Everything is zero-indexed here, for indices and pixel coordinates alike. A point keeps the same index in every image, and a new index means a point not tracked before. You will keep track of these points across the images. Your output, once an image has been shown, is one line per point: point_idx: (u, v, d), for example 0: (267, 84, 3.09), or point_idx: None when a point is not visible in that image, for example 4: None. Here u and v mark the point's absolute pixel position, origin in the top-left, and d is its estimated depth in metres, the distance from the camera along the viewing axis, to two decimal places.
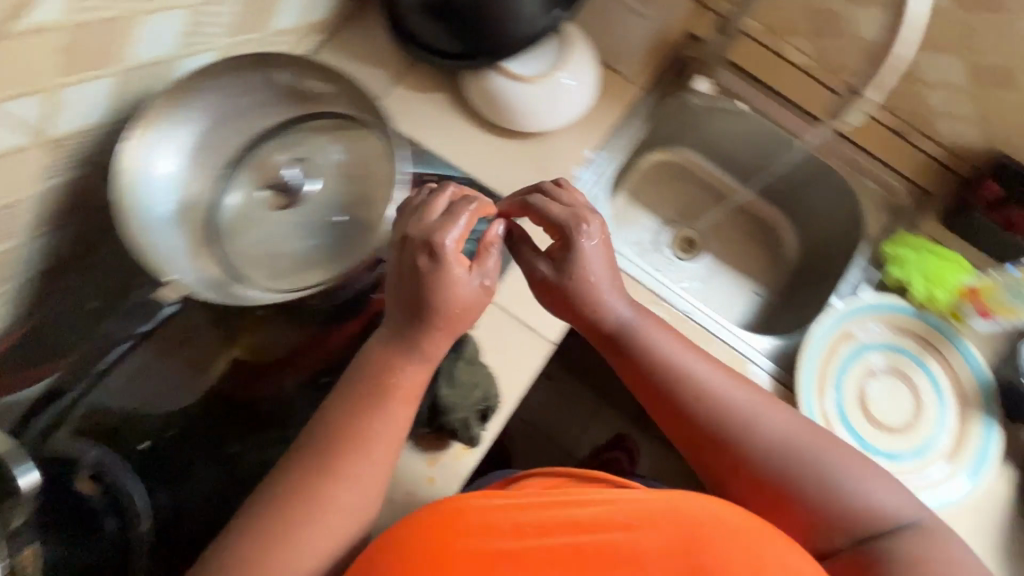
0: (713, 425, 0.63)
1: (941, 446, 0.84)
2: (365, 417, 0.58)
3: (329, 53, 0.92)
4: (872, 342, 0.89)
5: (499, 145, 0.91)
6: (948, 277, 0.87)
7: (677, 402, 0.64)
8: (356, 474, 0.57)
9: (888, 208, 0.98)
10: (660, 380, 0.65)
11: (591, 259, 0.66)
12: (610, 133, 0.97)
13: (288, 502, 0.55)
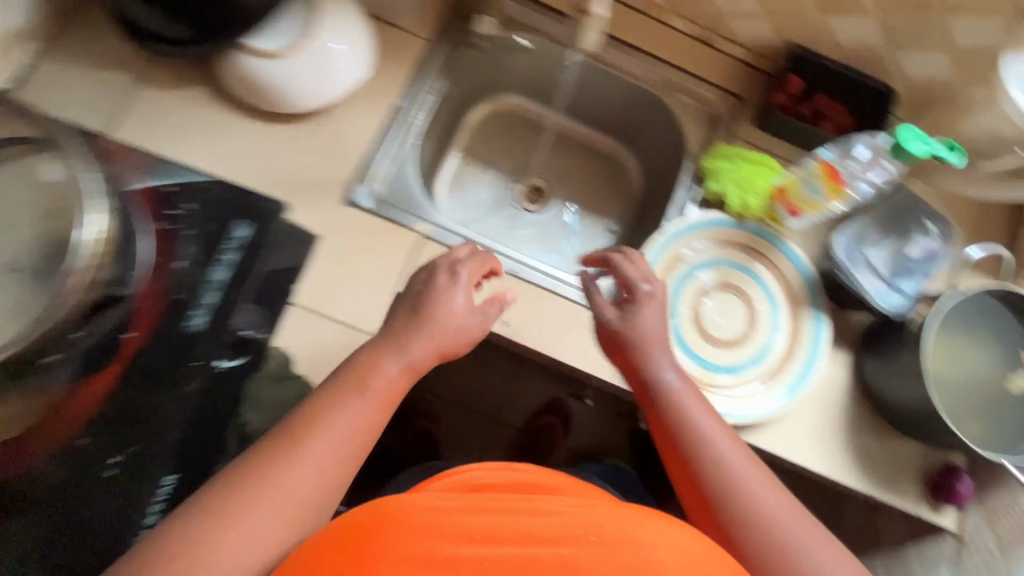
0: (710, 478, 0.60)
1: (777, 349, 0.86)
2: (332, 422, 0.56)
3: (49, 66, 0.79)
4: (702, 260, 0.88)
5: (268, 133, 0.82)
6: (759, 183, 0.85)
7: (683, 445, 0.62)
8: (318, 465, 0.54)
9: (705, 120, 0.96)
10: (677, 430, 0.63)
11: (649, 308, 0.71)
12: (405, 96, 0.89)
13: (228, 504, 0.50)
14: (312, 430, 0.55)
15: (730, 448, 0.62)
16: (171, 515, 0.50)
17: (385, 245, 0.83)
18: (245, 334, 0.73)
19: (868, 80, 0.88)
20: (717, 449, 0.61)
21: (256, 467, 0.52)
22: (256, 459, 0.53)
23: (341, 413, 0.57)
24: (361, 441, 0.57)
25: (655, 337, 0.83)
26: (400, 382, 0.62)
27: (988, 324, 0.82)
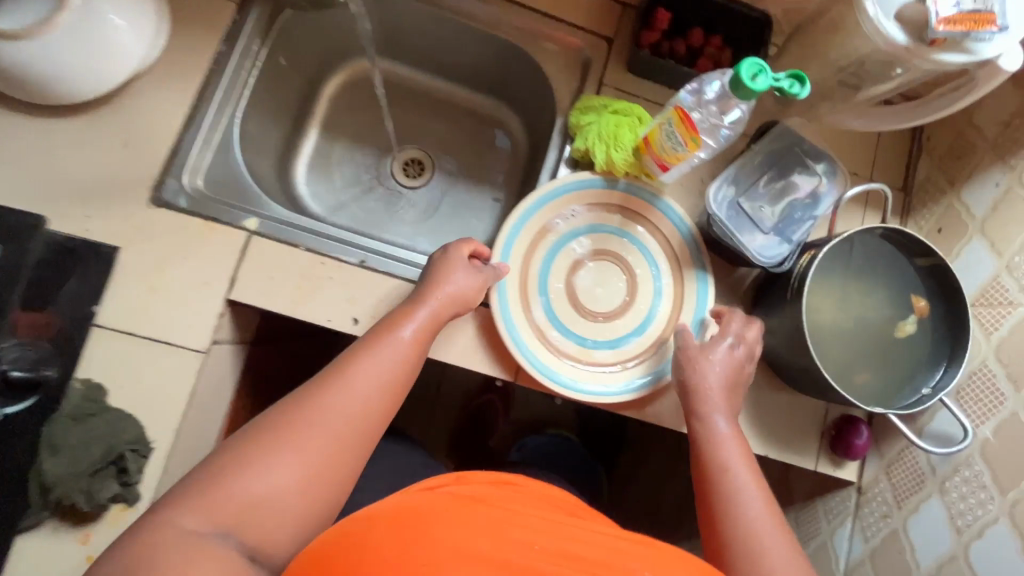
0: (738, 525, 0.57)
1: (662, 319, 0.78)
2: (394, 345, 0.62)
3: None
4: (575, 227, 0.79)
5: (52, 132, 0.70)
6: (625, 136, 0.76)
7: (717, 489, 0.60)
8: (347, 412, 0.56)
9: (574, 68, 0.86)
10: (712, 473, 0.62)
11: (715, 362, 0.70)
12: (216, 69, 0.77)
13: (300, 413, 0.55)
14: (392, 340, 0.62)
15: (752, 494, 0.59)
16: (222, 449, 0.52)
17: (206, 248, 0.72)
18: (18, 374, 0.62)
19: (746, 10, 0.80)
20: (748, 502, 0.59)
21: (376, 351, 0.61)
22: (378, 344, 0.62)
23: (393, 342, 0.62)
24: (387, 389, 0.59)
25: (523, 317, 0.76)
26: (421, 337, 0.64)
27: (873, 264, 0.77)
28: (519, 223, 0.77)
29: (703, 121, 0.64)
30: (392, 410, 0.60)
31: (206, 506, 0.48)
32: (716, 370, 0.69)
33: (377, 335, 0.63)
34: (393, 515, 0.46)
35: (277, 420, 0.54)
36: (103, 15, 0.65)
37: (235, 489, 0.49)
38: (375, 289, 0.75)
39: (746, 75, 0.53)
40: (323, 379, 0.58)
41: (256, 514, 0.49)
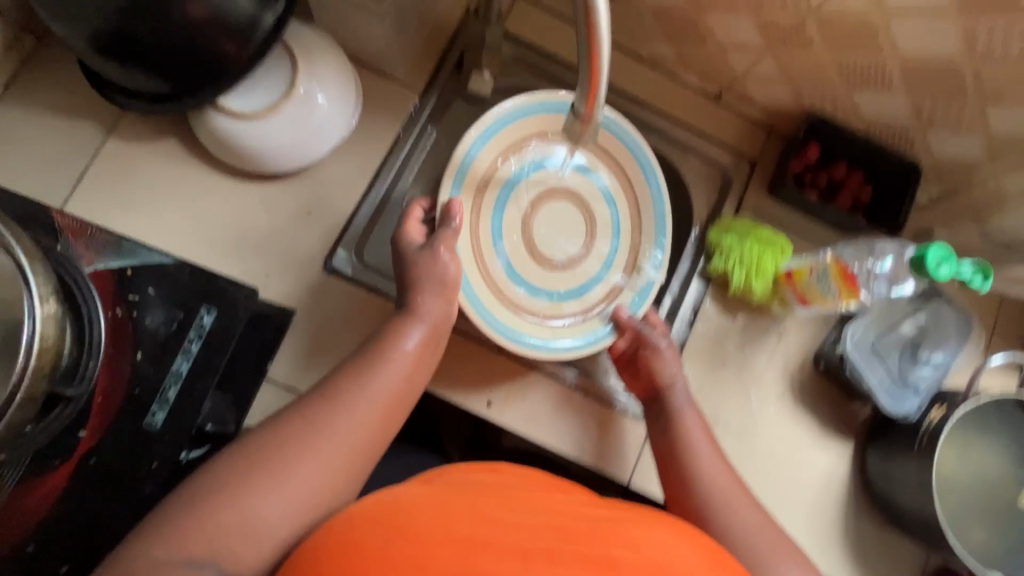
0: (702, 491, 0.65)
1: (617, 267, 0.82)
2: (395, 359, 0.62)
3: (14, 113, 0.74)
4: (538, 162, 0.81)
5: (247, 193, 0.78)
6: (767, 266, 0.78)
7: (680, 467, 0.68)
8: (343, 436, 0.57)
9: (716, 185, 0.89)
10: (674, 457, 0.69)
11: (672, 354, 0.74)
12: (388, 154, 0.82)
13: (295, 435, 0.55)
14: (394, 354, 0.63)
15: (712, 459, 0.68)
16: (192, 485, 0.51)
17: (364, 316, 0.78)
18: (209, 426, 0.65)
19: (896, 156, 0.80)
20: (705, 471, 0.67)
21: (377, 366, 0.61)
22: (381, 360, 0.62)
23: (398, 355, 0.63)
24: (395, 398, 0.61)
25: (471, 260, 0.76)
26: (424, 345, 0.65)
27: (1001, 427, 0.77)
28: (468, 154, 0.76)
29: (862, 276, 0.68)
30: (393, 422, 0.61)
31: (203, 537, 0.48)
32: (675, 371, 0.73)
33: (383, 347, 0.63)
34: (370, 505, 0.50)
35: (263, 445, 0.54)
36: (321, 100, 0.73)
37: (224, 516, 0.49)
38: (508, 376, 0.80)
39: (932, 261, 0.56)
40: (318, 403, 0.58)
41: (245, 545, 0.49)
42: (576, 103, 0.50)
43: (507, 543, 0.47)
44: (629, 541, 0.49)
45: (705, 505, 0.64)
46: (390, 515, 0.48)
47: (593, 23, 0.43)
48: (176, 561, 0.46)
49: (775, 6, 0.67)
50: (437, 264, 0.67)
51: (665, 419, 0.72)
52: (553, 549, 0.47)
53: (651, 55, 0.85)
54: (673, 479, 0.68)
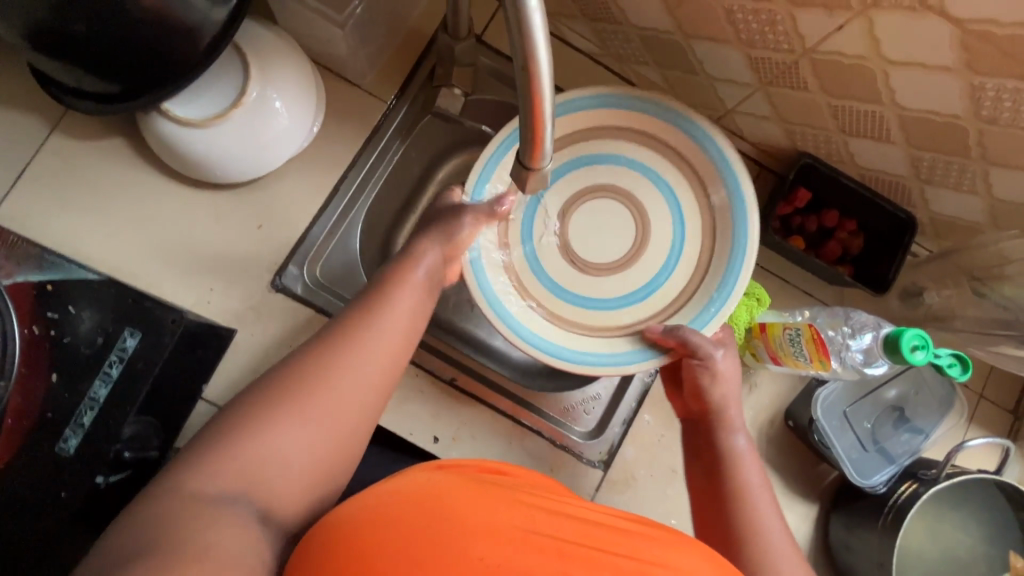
0: (750, 536, 0.58)
1: (691, 257, 0.71)
2: (402, 293, 0.58)
3: None
4: (580, 160, 0.72)
5: (197, 200, 0.73)
6: (740, 317, 0.72)
7: (727, 504, 0.60)
8: (358, 373, 0.52)
9: None
10: (724, 491, 0.61)
11: (731, 377, 0.66)
12: (348, 166, 0.78)
13: (309, 369, 0.51)
14: (400, 293, 0.58)
15: (768, 507, 0.60)
16: (206, 432, 0.48)
17: (312, 338, 0.74)
18: (127, 452, 0.60)
19: (891, 208, 0.74)
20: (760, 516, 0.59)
21: (382, 302, 0.57)
22: (388, 296, 0.57)
23: (404, 291, 0.58)
24: (407, 337, 0.57)
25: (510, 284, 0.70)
26: (432, 279, 0.61)
27: (974, 504, 0.73)
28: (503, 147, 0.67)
29: (835, 342, 0.62)
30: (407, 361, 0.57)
31: (231, 473, 0.45)
32: (732, 388, 0.66)
33: (388, 284, 0.59)
34: (409, 488, 0.48)
35: (279, 382, 0.50)
36: (274, 106, 0.68)
37: (244, 457, 0.46)
38: (458, 410, 0.76)
39: (906, 345, 0.51)
40: (322, 343, 0.53)
41: (271, 478, 0.47)
42: (520, 156, 0.44)
43: (546, 541, 0.45)
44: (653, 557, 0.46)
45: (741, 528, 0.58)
46: (429, 497, 0.47)
47: (533, 73, 0.38)
48: (206, 497, 0.43)
49: (766, 42, 0.61)
50: (452, 226, 0.63)
51: (712, 427, 0.66)
52: (591, 557, 0.44)
53: (637, 77, 0.80)
54: (709, 492, 0.62)
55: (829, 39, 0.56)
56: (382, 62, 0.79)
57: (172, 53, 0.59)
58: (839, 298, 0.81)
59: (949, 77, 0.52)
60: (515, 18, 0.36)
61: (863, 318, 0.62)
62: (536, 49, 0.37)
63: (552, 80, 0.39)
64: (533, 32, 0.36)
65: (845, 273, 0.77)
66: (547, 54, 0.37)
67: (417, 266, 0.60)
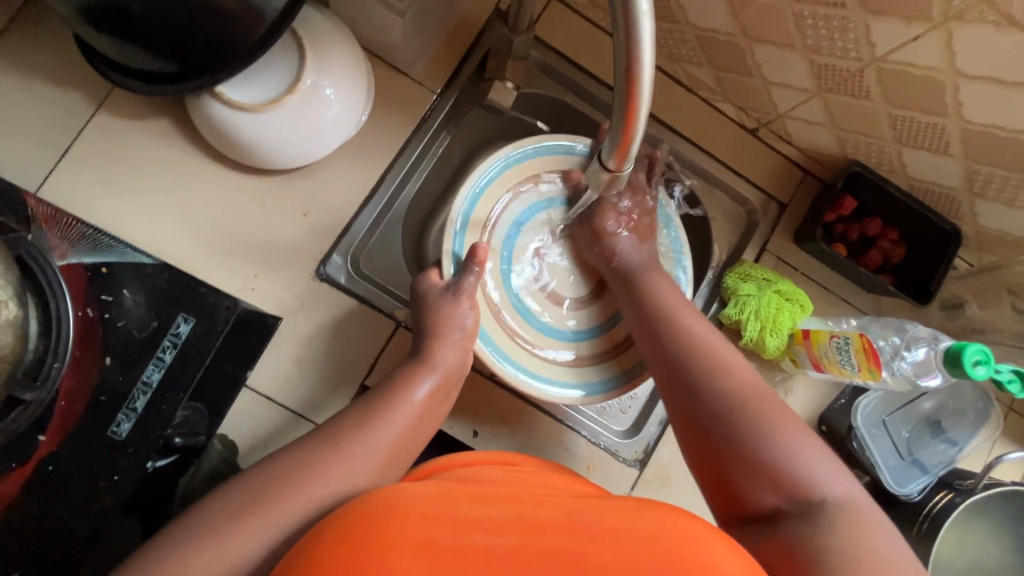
0: (681, 344, 0.59)
1: None
2: (401, 412, 0.57)
3: None
4: (532, 204, 0.74)
5: (242, 185, 0.72)
6: (783, 322, 0.73)
7: (659, 329, 0.62)
8: (343, 481, 0.52)
9: (738, 224, 0.84)
10: (649, 313, 0.64)
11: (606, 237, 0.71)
12: (395, 157, 0.77)
13: (299, 472, 0.51)
14: (402, 403, 0.58)
15: (693, 317, 0.61)
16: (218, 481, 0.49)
17: (355, 329, 0.74)
18: (177, 439, 0.61)
19: (936, 219, 0.73)
20: (689, 329, 0.60)
21: (382, 414, 0.56)
22: (390, 407, 0.57)
23: (407, 406, 0.58)
24: (393, 451, 0.56)
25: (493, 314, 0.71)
26: (435, 394, 0.61)
27: (1012, 519, 0.72)
28: (487, 176, 0.71)
29: (885, 353, 0.64)
30: (393, 472, 0.56)
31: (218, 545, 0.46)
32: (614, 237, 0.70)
33: (393, 391, 0.59)
34: (357, 509, 0.45)
35: (289, 465, 0.51)
36: (324, 95, 0.67)
37: (244, 525, 0.47)
38: (498, 406, 0.76)
39: (968, 360, 0.54)
40: (325, 440, 0.53)
41: (260, 551, 0.47)
42: (603, 155, 0.45)
43: (476, 548, 0.41)
44: (605, 527, 0.42)
45: (694, 356, 0.57)
46: (405, 503, 0.45)
47: (633, 79, 0.38)
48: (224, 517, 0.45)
49: (833, 49, 0.61)
50: (456, 312, 0.63)
51: (636, 287, 0.67)
52: (520, 550, 0.41)
53: (686, 77, 0.79)
54: (653, 334, 0.62)
55: (901, 49, 0.56)
56: (433, 52, 0.78)
57: (226, 35, 0.56)
58: (877, 307, 0.82)
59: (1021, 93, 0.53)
60: (622, 23, 0.36)
61: (919, 332, 0.63)
62: (641, 52, 0.37)
63: (651, 88, 0.39)
64: (640, 37, 0.36)
65: (887, 283, 0.76)
66: (651, 56, 0.37)
67: (414, 389, 0.59)
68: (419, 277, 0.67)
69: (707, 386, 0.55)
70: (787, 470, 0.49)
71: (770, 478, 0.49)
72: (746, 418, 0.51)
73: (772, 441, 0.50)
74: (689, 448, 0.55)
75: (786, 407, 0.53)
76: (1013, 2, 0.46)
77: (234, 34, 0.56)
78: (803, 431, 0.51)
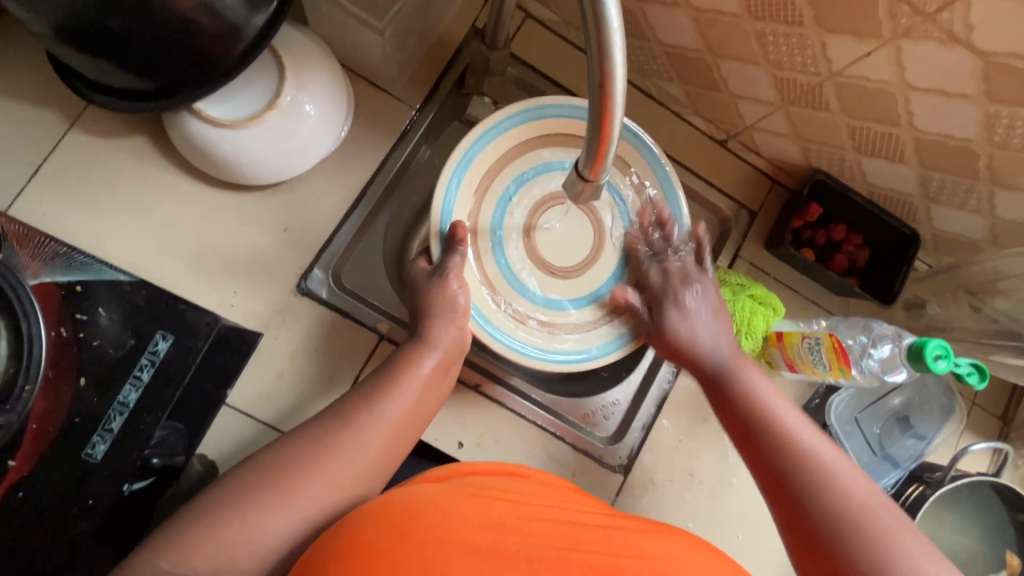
0: (779, 454, 0.57)
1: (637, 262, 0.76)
2: (409, 384, 0.57)
3: None
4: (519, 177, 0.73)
5: (220, 201, 0.72)
6: (757, 326, 0.75)
7: (759, 433, 0.59)
8: (350, 458, 0.52)
9: (711, 232, 0.87)
10: (751, 419, 0.61)
11: (687, 321, 0.69)
12: (375, 171, 0.77)
13: (306, 457, 0.51)
14: (408, 377, 0.58)
15: (795, 420, 0.59)
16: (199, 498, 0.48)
17: (338, 343, 0.73)
18: (154, 459, 0.60)
19: (895, 224, 0.77)
20: (790, 434, 0.58)
21: (387, 389, 0.57)
22: (394, 384, 0.57)
23: (413, 379, 0.58)
24: (402, 423, 0.56)
25: (482, 285, 0.71)
26: (439, 370, 0.61)
27: (978, 509, 0.74)
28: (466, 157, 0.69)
29: (855, 351, 0.67)
30: (400, 450, 0.56)
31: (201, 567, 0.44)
32: (699, 316, 0.69)
33: (398, 368, 0.59)
34: (384, 503, 0.46)
35: (301, 453, 0.51)
36: (305, 112, 0.68)
37: (227, 541, 0.46)
38: (484, 416, 0.76)
39: (929, 354, 0.56)
40: (331, 424, 0.53)
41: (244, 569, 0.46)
42: (579, 167, 0.46)
43: (517, 549, 0.44)
44: (639, 549, 0.46)
45: (794, 467, 0.55)
46: (420, 505, 0.46)
47: (607, 93, 0.39)
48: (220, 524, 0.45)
49: (794, 65, 0.64)
50: (446, 293, 0.63)
51: (731, 382, 0.64)
52: (560, 557, 0.43)
53: (658, 94, 0.83)
54: (747, 441, 0.60)
55: (857, 64, 0.59)
56: (411, 68, 0.80)
57: (205, 55, 0.56)
58: (845, 309, 0.85)
59: (967, 104, 0.57)
60: (595, 40, 0.38)
61: (880, 329, 0.68)
62: (613, 68, 0.38)
63: (623, 103, 0.40)
64: (611, 53, 0.38)
65: (854, 285, 0.80)
66: (623, 73, 0.39)
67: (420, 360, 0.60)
68: (409, 267, 0.69)
69: (807, 507, 0.53)
70: None
71: None
72: (858, 538, 0.50)
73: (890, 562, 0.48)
74: (798, 559, 0.53)
75: (897, 518, 0.51)
76: (954, 20, 0.50)
77: (213, 54, 0.56)
78: (926, 551, 0.49)
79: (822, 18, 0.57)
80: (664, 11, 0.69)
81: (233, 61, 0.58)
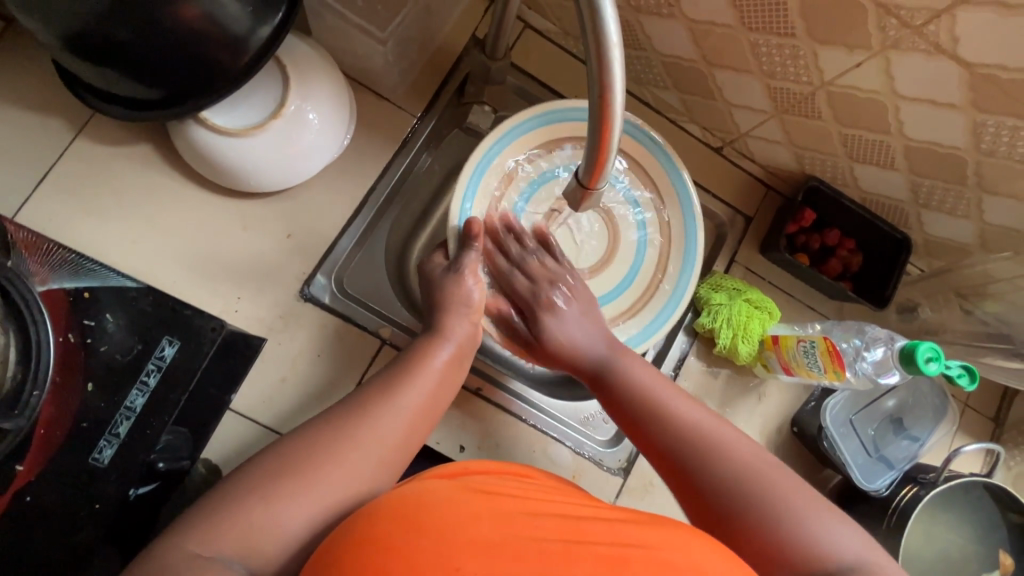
0: (667, 437, 0.56)
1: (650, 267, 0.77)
2: (425, 374, 0.59)
3: None
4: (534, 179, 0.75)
5: (224, 208, 0.73)
6: (754, 329, 0.77)
7: (645, 424, 0.58)
8: (369, 448, 0.52)
9: (707, 237, 0.88)
10: (635, 408, 0.60)
11: (568, 323, 0.69)
12: (377, 178, 0.79)
13: (318, 448, 0.51)
14: (423, 368, 0.59)
15: (674, 401, 0.59)
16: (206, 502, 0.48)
17: (340, 348, 0.74)
18: (160, 464, 0.61)
19: (888, 229, 0.79)
20: (670, 418, 0.57)
21: (404, 378, 0.58)
22: (409, 373, 0.58)
23: (428, 369, 0.59)
24: (418, 414, 0.57)
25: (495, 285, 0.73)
26: (453, 363, 0.62)
27: (972, 509, 0.76)
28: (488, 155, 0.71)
29: (848, 354, 0.69)
30: (416, 443, 0.57)
31: None
32: (572, 321, 0.69)
33: (413, 360, 0.60)
34: (390, 503, 0.46)
35: (313, 447, 0.51)
36: (309, 120, 0.69)
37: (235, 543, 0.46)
38: (484, 419, 0.77)
39: (921, 356, 0.58)
40: (347, 416, 0.54)
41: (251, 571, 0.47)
42: (579, 174, 0.47)
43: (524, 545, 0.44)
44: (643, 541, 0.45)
45: (681, 446, 0.55)
46: (427, 505, 0.46)
47: (605, 103, 0.41)
48: (226, 527, 0.45)
49: (786, 74, 0.66)
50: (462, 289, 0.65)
51: (609, 378, 0.64)
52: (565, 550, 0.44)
53: (655, 102, 0.84)
54: (636, 432, 0.59)
55: (848, 74, 0.61)
56: (413, 77, 0.81)
57: (213, 64, 0.57)
58: (840, 313, 0.86)
59: (955, 113, 0.58)
60: (594, 49, 0.39)
61: (873, 336, 0.68)
62: (611, 75, 0.40)
63: (622, 111, 0.42)
64: (610, 58, 0.39)
65: (847, 289, 0.81)
66: (621, 82, 0.40)
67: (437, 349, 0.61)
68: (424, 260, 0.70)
69: (708, 482, 0.53)
70: (811, 549, 0.47)
71: (795, 564, 0.47)
72: (755, 517, 0.50)
73: (787, 523, 0.48)
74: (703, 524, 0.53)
75: (784, 478, 0.51)
76: (940, 33, 0.52)
77: (220, 64, 0.57)
78: (818, 508, 0.50)
79: (813, 30, 0.59)
80: (660, 22, 0.70)
81: (240, 71, 0.59)
